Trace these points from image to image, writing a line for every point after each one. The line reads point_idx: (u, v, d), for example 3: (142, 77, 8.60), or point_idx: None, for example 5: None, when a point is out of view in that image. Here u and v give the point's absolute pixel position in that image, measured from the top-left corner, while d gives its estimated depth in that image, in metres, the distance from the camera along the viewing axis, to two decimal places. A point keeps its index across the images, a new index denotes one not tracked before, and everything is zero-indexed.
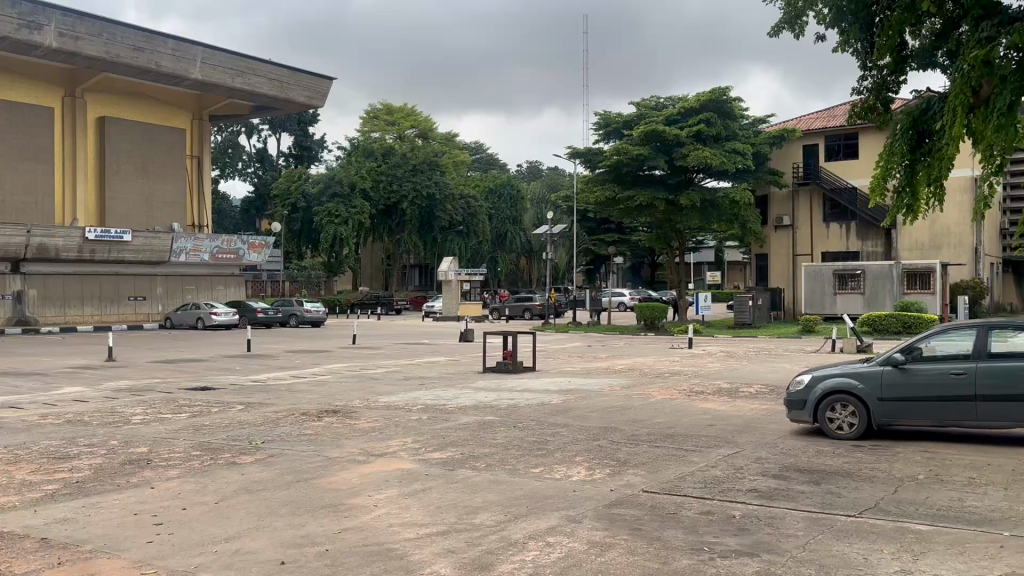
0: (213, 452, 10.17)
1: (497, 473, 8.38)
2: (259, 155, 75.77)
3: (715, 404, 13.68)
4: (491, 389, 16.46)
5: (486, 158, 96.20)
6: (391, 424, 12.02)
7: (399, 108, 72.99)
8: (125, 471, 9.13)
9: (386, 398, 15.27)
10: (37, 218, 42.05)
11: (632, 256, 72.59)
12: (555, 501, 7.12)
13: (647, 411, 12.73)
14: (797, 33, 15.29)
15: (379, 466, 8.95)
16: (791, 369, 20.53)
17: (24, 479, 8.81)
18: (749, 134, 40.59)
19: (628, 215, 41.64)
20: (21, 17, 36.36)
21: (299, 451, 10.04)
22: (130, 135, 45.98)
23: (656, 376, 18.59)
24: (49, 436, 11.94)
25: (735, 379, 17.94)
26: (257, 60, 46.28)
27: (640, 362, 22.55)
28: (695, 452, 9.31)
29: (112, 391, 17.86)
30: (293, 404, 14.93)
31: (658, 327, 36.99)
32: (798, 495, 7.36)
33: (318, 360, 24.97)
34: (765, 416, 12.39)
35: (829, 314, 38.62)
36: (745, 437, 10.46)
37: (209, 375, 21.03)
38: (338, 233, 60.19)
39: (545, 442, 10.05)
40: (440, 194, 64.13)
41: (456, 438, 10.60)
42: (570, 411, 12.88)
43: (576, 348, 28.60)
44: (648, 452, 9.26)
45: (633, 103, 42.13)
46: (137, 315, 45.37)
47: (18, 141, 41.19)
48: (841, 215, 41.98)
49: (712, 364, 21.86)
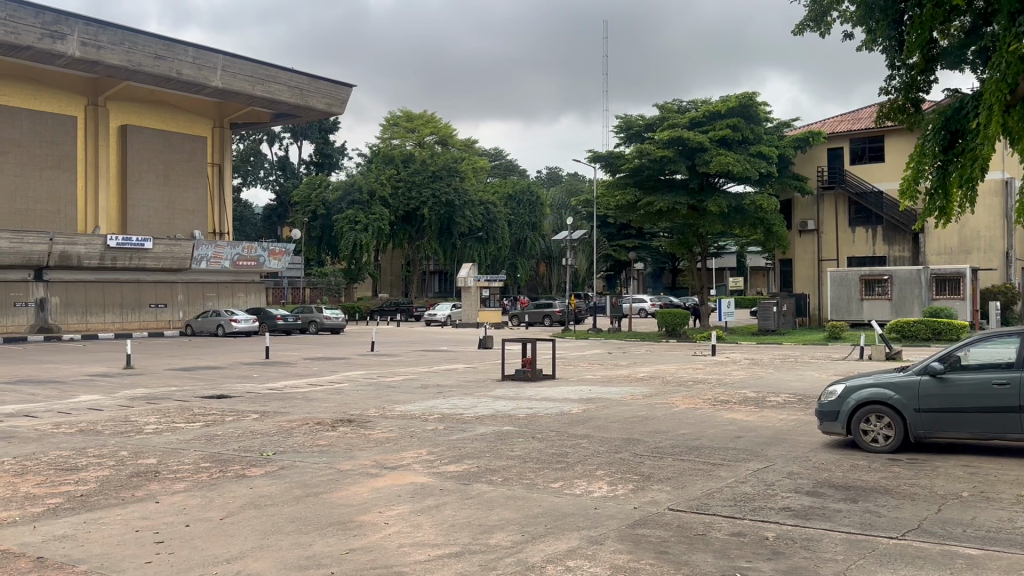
0: (223, 464, 9.88)
1: (515, 488, 8.00)
2: (281, 163, 76.17)
3: (741, 414, 13.23)
4: (509, 397, 16.09)
5: (506, 164, 96.01)
6: (407, 435, 11.66)
7: (419, 115, 72.99)
8: (131, 484, 8.84)
9: (402, 407, 14.95)
10: (59, 226, 42.23)
11: (653, 261, 71.91)
12: (575, 520, 6.72)
13: (670, 422, 12.30)
14: (822, 32, 14.83)
15: (391, 480, 8.60)
16: (818, 378, 19.98)
17: (28, 492, 8.55)
18: (773, 139, 40.06)
19: (649, 220, 41.17)
20: (44, 26, 36.62)
21: (310, 463, 9.71)
22: (152, 143, 46.16)
23: (679, 384, 18.10)
24: (59, 446, 11.73)
25: (760, 388, 17.43)
26: (278, 68, 46.33)
27: (662, 370, 22.07)
28: (722, 466, 8.87)
29: (127, 400, 17.65)
30: (307, 413, 14.64)
31: (681, 334, 36.44)
32: (834, 514, 6.91)
33: (336, 367, 24.70)
34: (795, 427, 11.91)
35: (856, 320, 37.83)
36: (775, 450, 10.00)
37: (226, 383, 20.81)
38: (358, 240, 60.14)
39: (564, 455, 9.65)
40: (460, 200, 63.82)
41: (473, 450, 10.25)
42: (590, 421, 12.48)
43: (596, 355, 28.13)
44: (672, 466, 8.84)
45: (655, 105, 41.70)
46: (158, 322, 45.45)
47: (41, 150, 41.49)
48: (868, 219, 41.25)
49: (737, 372, 21.32)
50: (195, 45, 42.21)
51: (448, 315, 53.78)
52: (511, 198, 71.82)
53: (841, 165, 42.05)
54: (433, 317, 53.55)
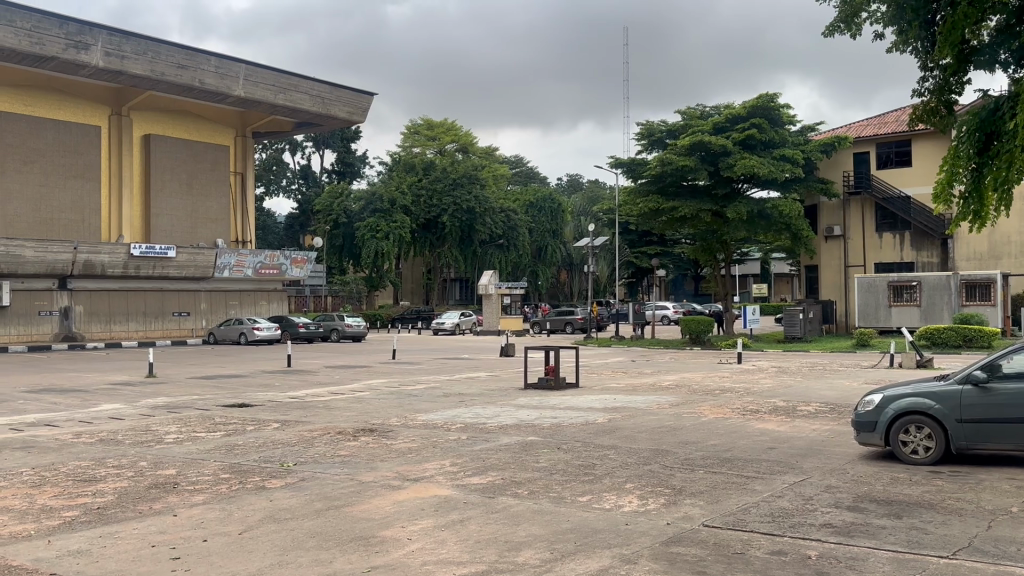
0: (242, 475, 9.68)
1: (542, 502, 7.71)
2: (304, 172, 76.57)
3: (773, 424, 12.87)
4: (533, 406, 15.81)
5: (527, 172, 95.91)
6: (429, 445, 11.42)
7: (440, 123, 73.09)
8: (149, 497, 8.66)
9: (424, 416, 14.71)
10: (83, 235, 42.50)
11: (675, 267, 71.38)
12: (606, 536, 6.45)
13: (700, 432, 11.97)
14: (853, 32, 14.45)
15: (414, 492, 8.34)
16: (850, 386, 19.49)
17: (45, 504, 8.39)
18: (798, 142, 39.57)
19: (671, 226, 40.84)
20: (69, 37, 36.96)
21: (331, 474, 9.49)
22: (175, 152, 46.44)
23: (707, 393, 17.72)
24: (79, 456, 11.61)
25: (790, 397, 17.00)
26: (300, 77, 46.49)
27: (688, 378, 21.69)
28: (757, 479, 8.56)
29: (149, 409, 17.59)
30: (329, 422, 14.44)
31: (704, 341, 35.93)
32: (879, 531, 6.57)
33: (357, 375, 24.53)
34: (830, 438, 11.54)
35: (884, 327, 37.20)
36: (810, 462, 9.66)
37: (248, 392, 20.70)
38: (380, 248, 60.16)
39: (592, 466, 9.37)
40: (480, 207, 63.70)
41: (497, 461, 9.97)
42: (617, 431, 12.17)
43: (619, 363, 27.79)
44: (705, 479, 8.54)
45: (677, 111, 41.36)
46: (181, 331, 45.48)
47: (65, 160, 41.82)
48: (895, 224, 40.65)
49: (765, 380, 20.89)
50: (217, 54, 42.45)
51: (456, 323, 51.95)
52: (532, 206, 71.64)
53: (867, 170, 41.44)
54: (438, 324, 51.71)
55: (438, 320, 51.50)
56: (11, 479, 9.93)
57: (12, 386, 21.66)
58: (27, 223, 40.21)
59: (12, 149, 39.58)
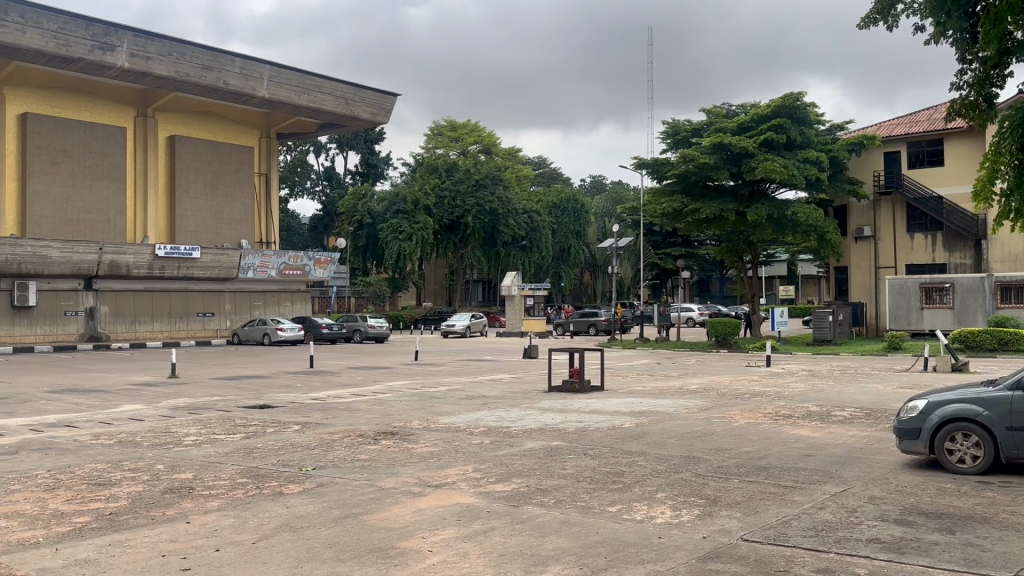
0: (260, 479, 9.39)
1: (568, 512, 7.34)
2: (328, 173, 76.78)
3: (807, 430, 12.42)
4: (558, 409, 15.45)
5: (550, 172, 95.54)
6: (451, 449, 11.09)
7: (463, 125, 72.98)
8: (163, 502, 8.38)
9: (447, 419, 14.37)
10: (108, 236, 42.70)
11: (700, 268, 70.71)
12: (639, 551, 6.07)
13: (732, 438, 11.54)
14: (890, 24, 13.91)
15: (435, 500, 8.00)
16: (884, 391, 18.89)
17: (56, 509, 8.14)
18: (826, 141, 38.84)
19: (696, 228, 40.27)
20: (95, 38, 37.13)
21: (350, 480, 9.18)
22: (200, 153, 46.55)
23: (736, 397, 17.24)
24: (95, 459, 11.40)
25: (822, 401, 16.47)
26: (324, 78, 46.44)
27: (716, 381, 21.19)
28: (796, 489, 8.15)
29: (170, 409, 17.42)
30: (349, 424, 14.15)
31: (731, 344, 35.33)
32: (932, 547, 6.14)
33: (379, 376, 24.26)
34: (869, 445, 11.07)
35: (916, 329, 36.35)
36: (851, 471, 9.20)
37: (270, 393, 20.51)
38: (402, 249, 60.06)
39: (620, 474, 8.98)
40: (503, 208, 63.34)
41: (521, 467, 9.60)
42: (645, 436, 11.76)
43: (645, 365, 27.34)
44: (740, 489, 8.13)
45: (702, 110, 40.77)
46: (205, 331, 45.55)
47: (91, 160, 41.99)
48: (926, 225, 39.82)
49: (796, 384, 20.37)
50: (242, 56, 42.50)
51: (467, 325, 49.50)
52: (555, 207, 71.10)
53: (897, 170, 40.64)
54: (449, 326, 48.92)
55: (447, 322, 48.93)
56: (25, 482, 9.72)
57: (35, 386, 21.63)
58: (52, 224, 40.46)
59: (39, 150, 39.84)
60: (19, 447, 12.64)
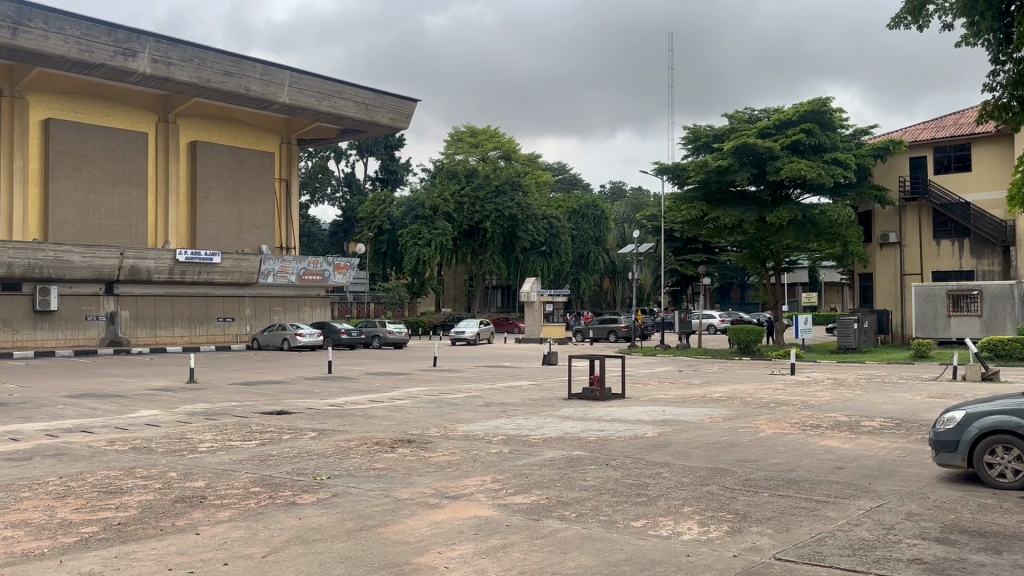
0: (273, 488, 9.16)
1: (591, 527, 7.04)
2: (348, 179, 76.94)
3: (837, 441, 12.05)
4: (578, 418, 15.12)
5: (569, 179, 95.31)
6: (469, 459, 10.80)
7: (483, 130, 72.78)
8: (174, 512, 8.16)
9: (465, 427, 14.10)
10: (130, 241, 42.89)
11: (721, 274, 70.23)
12: (666, 570, 5.77)
13: (759, 449, 11.16)
14: (921, 25, 13.42)
15: (453, 512, 7.73)
16: (914, 400, 18.39)
17: (64, 518, 7.94)
18: (852, 146, 38.22)
19: (718, 234, 39.82)
20: (117, 44, 37.31)
21: (366, 490, 8.93)
22: (221, 159, 46.69)
23: (761, 406, 16.86)
24: (109, 465, 11.22)
25: (850, 411, 16.03)
26: (344, 84, 46.41)
27: (740, 390, 20.79)
28: (829, 505, 7.80)
29: (187, 415, 17.27)
30: (366, 432, 13.90)
31: (753, 351, 34.82)
32: (979, 569, 5.77)
33: (396, 383, 24.03)
34: (902, 457, 10.68)
35: (943, 338, 35.73)
36: (885, 485, 8.83)
37: (287, 398, 20.32)
38: (422, 255, 60.02)
39: (644, 486, 8.66)
40: (523, 215, 63.02)
41: (542, 478, 9.30)
42: (669, 446, 11.42)
43: (667, 373, 26.94)
44: (771, 503, 7.80)
45: (725, 115, 40.30)
46: (226, 336, 45.66)
47: (113, 166, 42.21)
48: (952, 231, 39.15)
49: (822, 393, 19.93)
50: (263, 62, 42.60)
51: (477, 333, 48.50)
52: (575, 213, 70.40)
53: (924, 175, 39.96)
54: (457, 333, 48.04)
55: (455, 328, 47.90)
56: (35, 488, 9.56)
57: (54, 391, 21.59)
58: (74, 229, 40.65)
59: (61, 156, 40.10)
60: (34, 452, 12.50)
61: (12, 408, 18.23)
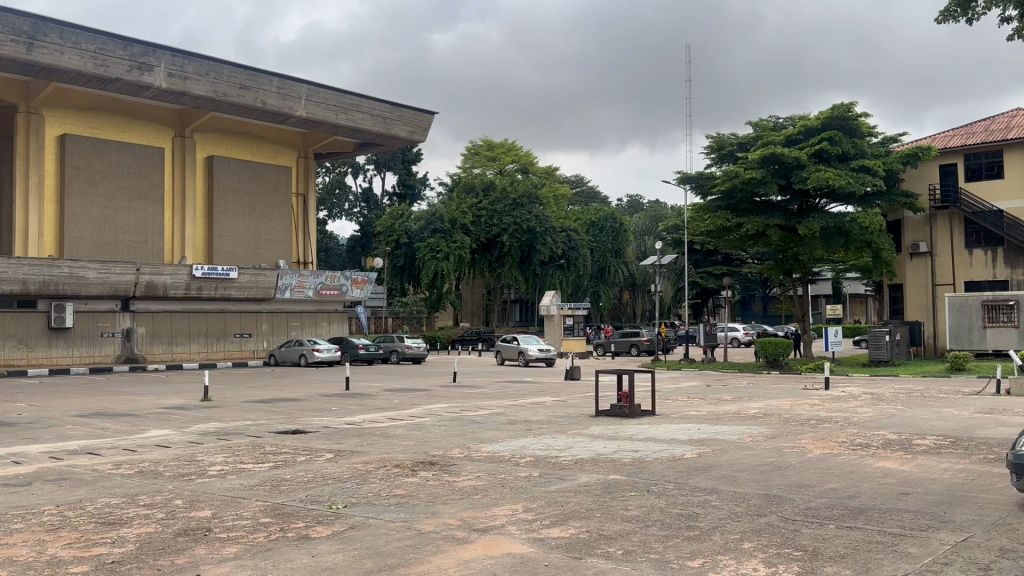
0: (285, 520, 8.36)
1: (641, 567, 6.21)
2: (365, 195, 76.59)
3: (893, 462, 11.13)
4: (609, 437, 14.22)
5: (588, 192, 94.90)
6: (496, 484, 9.96)
7: (500, 143, 72.33)
8: (176, 548, 7.39)
9: (489, 447, 13.27)
10: (146, 257, 42.55)
11: (743, 286, 69.26)
12: None
13: (812, 472, 10.28)
14: (971, 17, 12.78)
15: (484, 548, 6.92)
16: (962, 416, 17.32)
17: (54, 556, 7.21)
18: (879, 153, 37.08)
19: (742, 245, 38.93)
20: (133, 58, 37.06)
21: (385, 521, 8.10)
22: (237, 173, 46.35)
23: (801, 423, 15.92)
24: (111, 492, 10.48)
25: (899, 428, 15.03)
26: (361, 97, 45.92)
27: (776, 405, 19.80)
28: (907, 539, 6.95)
29: (198, 436, 16.51)
30: (386, 453, 13.10)
31: (782, 365, 33.72)
32: None
33: (416, 399, 23.23)
34: (971, 481, 9.74)
35: (979, 349, 34.52)
36: (962, 514, 7.89)
37: (303, 417, 19.49)
38: (439, 268, 59.44)
39: (695, 517, 7.81)
40: (541, 227, 62.21)
41: (579, 507, 8.43)
42: (712, 469, 10.54)
43: (694, 387, 25.97)
44: (840, 538, 6.95)
45: (748, 123, 39.45)
46: (243, 352, 45.05)
47: (129, 181, 41.89)
48: (986, 240, 37.94)
49: (864, 408, 18.91)
50: (279, 75, 42.22)
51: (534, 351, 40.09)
52: (593, 225, 69.72)
53: (955, 183, 38.85)
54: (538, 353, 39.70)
55: (528, 348, 39.28)
56: (29, 519, 8.83)
57: (64, 410, 20.97)
58: (89, 245, 40.36)
59: (78, 170, 39.87)
60: (34, 477, 11.80)
61: (19, 428, 17.55)
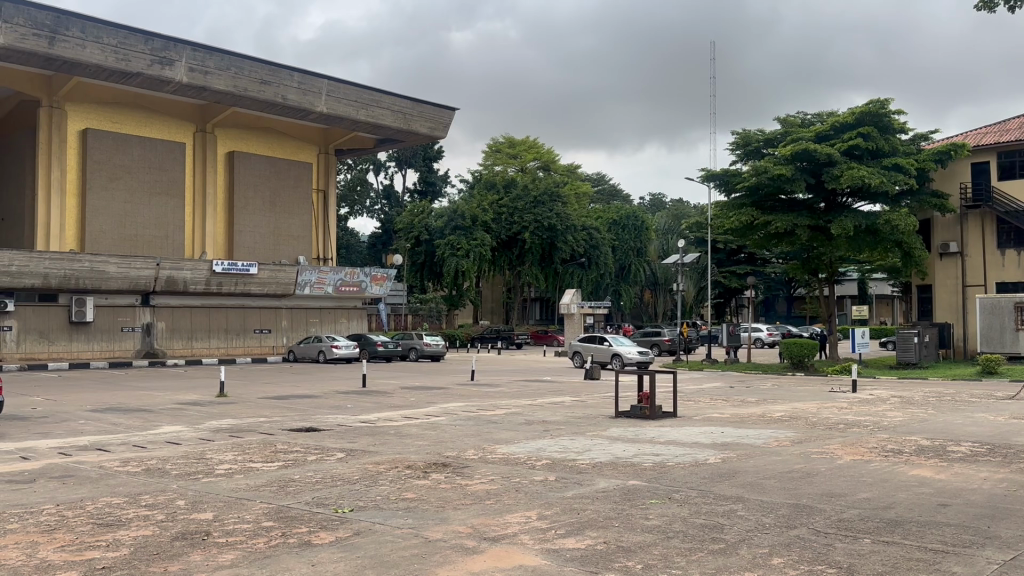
0: (288, 525, 7.98)
1: None
2: (387, 192, 76.49)
3: (927, 471, 10.57)
4: (630, 440, 13.73)
5: (609, 190, 94.43)
6: (510, 488, 9.53)
7: (522, 141, 71.84)
8: (171, 553, 7.01)
9: (505, 448, 12.87)
10: (166, 251, 42.56)
11: (767, 285, 68.42)
12: None
13: (842, 480, 9.74)
14: (1011, 5, 12.13)
15: (494, 560, 6.50)
16: (996, 422, 16.64)
17: (44, 560, 6.86)
18: (911, 150, 36.31)
19: (766, 244, 38.21)
20: (154, 52, 37.01)
21: (392, 528, 7.70)
22: (257, 168, 46.28)
23: (830, 427, 15.37)
24: (115, 491, 10.17)
25: (931, 435, 14.40)
26: (381, 93, 45.65)
27: (802, 408, 19.21)
28: (951, 556, 6.44)
29: (210, 433, 16.20)
30: (398, 454, 12.72)
31: (808, 366, 33.08)
32: None
33: (433, 398, 22.84)
34: (1012, 492, 9.18)
35: (1012, 352, 33.61)
36: (1007, 530, 7.36)
37: (317, 414, 19.17)
38: (460, 265, 59.19)
39: (720, 529, 7.33)
40: (563, 225, 61.68)
41: (595, 515, 7.99)
42: (737, 476, 10.04)
43: (717, 389, 25.39)
44: (876, 554, 6.45)
45: (776, 119, 38.66)
46: (262, 348, 44.99)
47: (151, 176, 41.91)
48: (1021, 240, 36.96)
49: (893, 413, 18.28)
50: (300, 70, 42.01)
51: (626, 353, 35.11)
52: (615, 224, 68.93)
53: (987, 181, 37.89)
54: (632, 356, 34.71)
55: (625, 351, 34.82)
56: (26, 519, 8.53)
57: (78, 405, 20.80)
58: (110, 239, 40.41)
59: (99, 165, 39.92)
60: (39, 474, 11.53)
61: (32, 423, 17.37)
